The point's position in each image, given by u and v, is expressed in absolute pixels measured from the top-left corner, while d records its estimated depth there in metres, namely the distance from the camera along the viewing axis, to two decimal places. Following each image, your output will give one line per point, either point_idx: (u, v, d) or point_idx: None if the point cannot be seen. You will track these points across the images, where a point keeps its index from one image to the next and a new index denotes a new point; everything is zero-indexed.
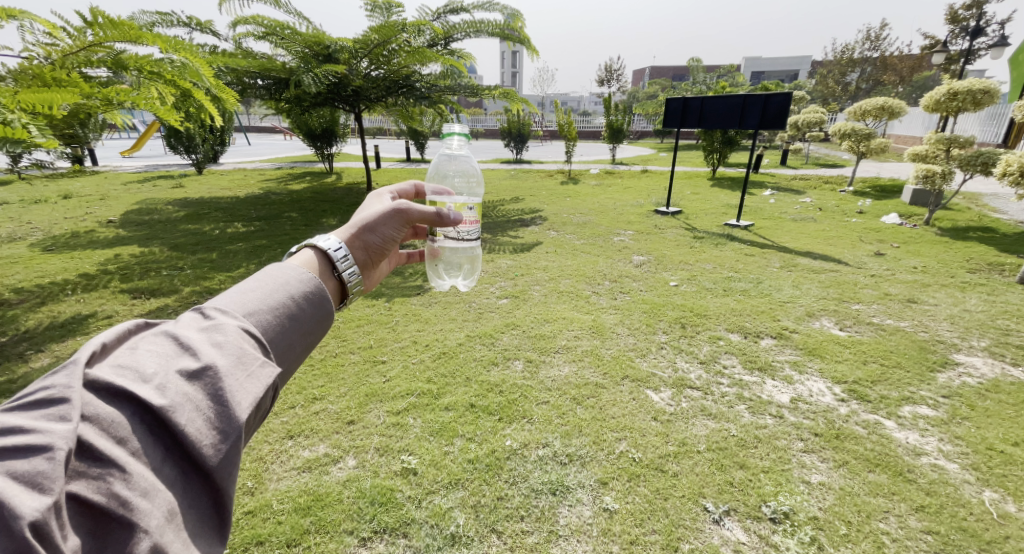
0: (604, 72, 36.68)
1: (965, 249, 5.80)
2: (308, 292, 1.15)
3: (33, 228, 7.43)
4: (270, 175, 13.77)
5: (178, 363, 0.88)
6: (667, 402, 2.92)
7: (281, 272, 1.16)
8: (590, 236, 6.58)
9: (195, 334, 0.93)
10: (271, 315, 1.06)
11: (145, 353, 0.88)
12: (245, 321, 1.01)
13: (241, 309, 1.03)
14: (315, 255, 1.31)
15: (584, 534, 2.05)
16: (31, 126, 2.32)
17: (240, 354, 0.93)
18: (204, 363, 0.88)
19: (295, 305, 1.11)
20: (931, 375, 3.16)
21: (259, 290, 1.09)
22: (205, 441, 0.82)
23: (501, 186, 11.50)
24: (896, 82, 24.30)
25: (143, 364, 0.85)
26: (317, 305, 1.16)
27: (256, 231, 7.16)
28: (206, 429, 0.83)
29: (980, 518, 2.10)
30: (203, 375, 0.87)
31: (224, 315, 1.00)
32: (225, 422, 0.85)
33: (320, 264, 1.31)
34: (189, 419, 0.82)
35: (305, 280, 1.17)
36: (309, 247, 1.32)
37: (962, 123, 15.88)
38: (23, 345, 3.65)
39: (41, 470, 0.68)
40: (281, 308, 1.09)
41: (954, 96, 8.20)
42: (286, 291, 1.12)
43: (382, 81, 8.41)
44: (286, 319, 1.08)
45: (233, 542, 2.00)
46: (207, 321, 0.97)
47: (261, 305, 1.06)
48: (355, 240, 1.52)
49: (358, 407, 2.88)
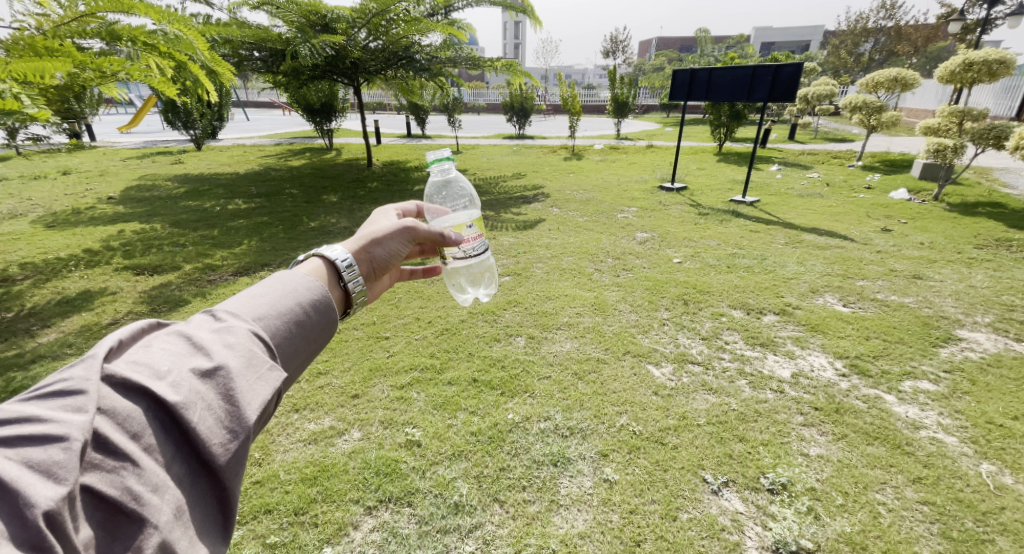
0: (610, 43, 35.91)
1: (974, 224, 5.74)
2: (317, 299, 1.13)
3: (34, 204, 7.41)
4: (270, 152, 13.64)
5: (190, 362, 0.87)
6: (668, 377, 2.95)
7: (292, 278, 1.14)
8: (592, 214, 6.53)
9: (207, 335, 0.93)
10: (279, 321, 1.04)
11: (158, 351, 0.87)
12: (255, 324, 0.99)
13: (250, 313, 1.01)
14: (323, 265, 1.30)
15: (584, 503, 2.09)
16: (25, 97, 2.26)
17: (249, 356, 0.92)
18: (216, 363, 0.88)
19: (303, 312, 1.09)
20: (933, 350, 3.17)
21: (270, 294, 1.08)
22: (215, 441, 0.81)
23: (504, 162, 11.36)
24: (911, 53, 23.68)
25: (157, 361, 0.85)
26: (324, 313, 1.13)
27: (257, 207, 7.12)
28: (216, 429, 0.82)
29: (976, 489, 2.13)
30: (215, 375, 0.86)
31: (234, 318, 0.99)
32: (234, 422, 0.84)
33: (327, 273, 1.30)
34: (200, 418, 0.81)
35: (313, 287, 1.14)
36: (316, 256, 1.31)
37: (975, 95, 15.55)
38: (30, 321, 3.68)
39: (58, 460, 0.68)
40: (291, 314, 1.07)
41: (969, 67, 7.97)
42: (294, 297, 1.09)
43: (382, 52, 8.22)
44: (295, 325, 1.07)
45: (243, 510, 2.06)
46: (218, 323, 0.97)
47: (270, 309, 1.04)
48: (363, 254, 1.50)
49: (363, 381, 2.91)
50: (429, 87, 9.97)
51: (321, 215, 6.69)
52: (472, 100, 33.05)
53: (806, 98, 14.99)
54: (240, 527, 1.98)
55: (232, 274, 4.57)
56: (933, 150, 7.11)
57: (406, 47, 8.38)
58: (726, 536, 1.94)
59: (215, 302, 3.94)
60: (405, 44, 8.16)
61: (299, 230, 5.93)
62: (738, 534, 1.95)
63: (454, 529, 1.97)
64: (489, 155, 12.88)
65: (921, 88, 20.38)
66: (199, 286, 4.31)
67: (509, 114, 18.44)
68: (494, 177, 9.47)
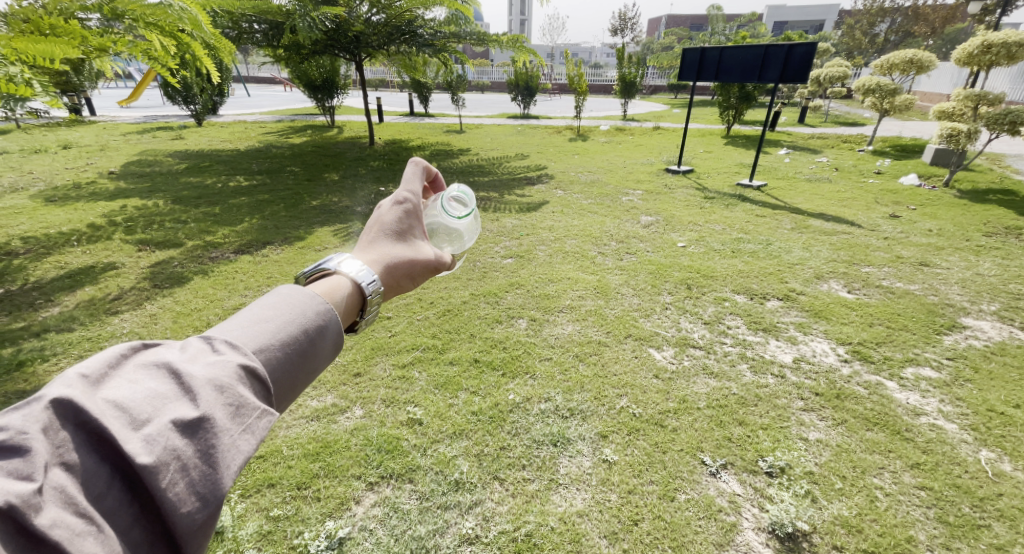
0: (619, 21, 35.22)
1: (983, 211, 5.68)
2: (326, 324, 0.98)
3: (36, 178, 7.39)
4: (272, 129, 13.51)
5: (170, 409, 0.75)
6: (668, 359, 2.96)
7: (300, 296, 1.00)
8: (597, 196, 6.47)
9: (196, 371, 0.81)
10: (281, 351, 0.90)
11: (137, 390, 0.76)
12: (253, 357, 0.87)
13: (251, 342, 0.89)
14: (349, 285, 1.13)
15: (583, 482, 2.11)
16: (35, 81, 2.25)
17: (238, 403, 0.80)
18: (202, 413, 0.76)
19: (311, 339, 0.95)
20: (937, 337, 3.16)
21: (276, 318, 0.94)
22: (185, 508, 0.69)
23: (506, 143, 11.25)
24: (926, 35, 23.22)
25: (135, 405, 0.74)
26: (330, 341, 0.98)
27: (258, 185, 7.08)
28: (186, 494, 0.70)
29: (974, 476, 2.14)
30: (197, 427, 0.74)
31: (232, 349, 0.86)
32: (209, 487, 0.72)
33: (350, 298, 1.13)
34: (171, 482, 0.69)
35: (321, 312, 0.99)
36: (344, 276, 1.14)
37: (991, 80, 15.20)
38: (33, 294, 3.69)
39: None
40: (294, 342, 0.93)
41: (987, 49, 7.76)
42: (300, 323, 0.95)
43: (385, 26, 8.09)
44: (299, 357, 0.93)
45: (246, 483, 2.07)
46: (213, 355, 0.84)
47: (273, 338, 0.91)
48: (389, 281, 1.29)
49: (365, 359, 2.93)
50: (433, 63, 9.82)
51: (324, 194, 6.64)
52: (475, 79, 32.67)
53: (818, 80, 14.68)
54: (243, 499, 2.01)
55: (234, 251, 4.55)
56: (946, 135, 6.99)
57: (409, 21, 8.20)
58: (723, 517, 1.95)
59: (216, 279, 3.93)
60: (409, 17, 8.00)
61: (301, 209, 5.90)
62: (736, 516, 1.96)
63: (454, 505, 2.00)
64: (491, 135, 12.75)
65: (935, 70, 20.01)
66: (201, 263, 4.30)
67: (514, 94, 18.15)
68: (498, 158, 9.39)
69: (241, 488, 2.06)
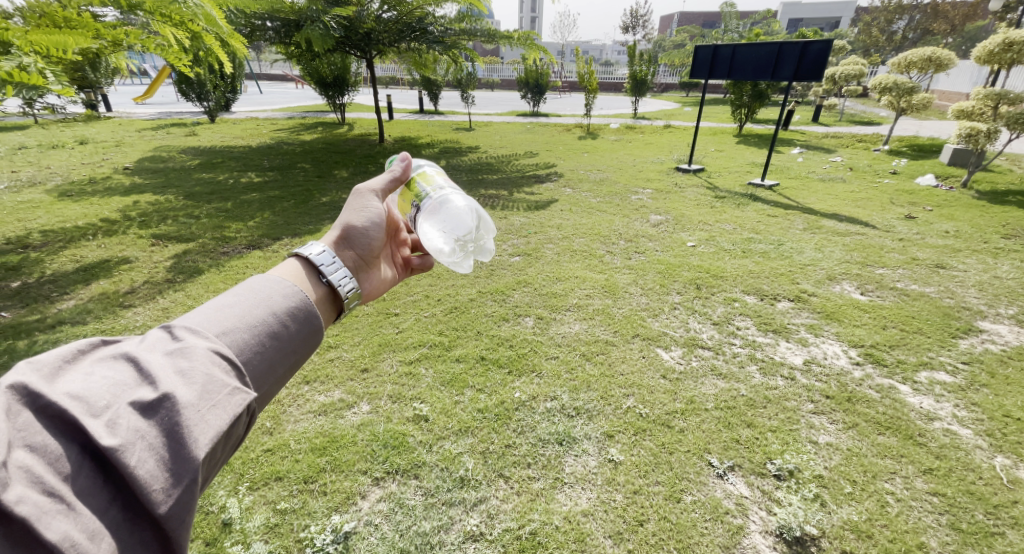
0: (631, 18, 34.96)
1: (1002, 214, 5.55)
2: (294, 308, 1.01)
3: (53, 173, 7.50)
4: (283, 125, 13.59)
5: (133, 395, 0.76)
6: (677, 360, 2.93)
7: (264, 283, 1.03)
8: (606, 195, 6.41)
9: (158, 358, 0.81)
10: (249, 334, 0.93)
11: (98, 379, 0.76)
12: (217, 341, 0.88)
13: (214, 329, 0.90)
14: (300, 264, 1.20)
15: (589, 481, 2.09)
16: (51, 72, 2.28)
17: (206, 382, 0.80)
18: (163, 393, 0.76)
19: (278, 323, 0.98)
20: (952, 341, 3.10)
21: (238, 305, 0.96)
22: (157, 486, 0.70)
23: (516, 141, 11.22)
24: (947, 32, 22.69)
25: (93, 393, 0.74)
26: (304, 323, 1.02)
27: (270, 181, 7.12)
28: (158, 472, 0.71)
29: (988, 482, 2.09)
30: (160, 407, 0.74)
31: (193, 335, 0.87)
32: (180, 463, 0.72)
33: (305, 275, 1.19)
34: (140, 460, 0.70)
35: (289, 294, 1.03)
36: (292, 256, 1.21)
37: (1014, 79, 14.83)
38: (49, 287, 3.74)
39: None
40: (262, 326, 0.95)
41: (1009, 47, 7.58)
42: (267, 307, 0.98)
43: (396, 23, 8.15)
44: (268, 339, 0.95)
45: (253, 476, 2.09)
46: (175, 342, 0.85)
47: (239, 323, 0.93)
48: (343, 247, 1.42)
49: (372, 355, 2.94)
50: (442, 60, 9.82)
51: (334, 190, 6.67)
52: (485, 76, 32.63)
53: (833, 78, 14.45)
54: (251, 492, 2.02)
55: (244, 247, 4.58)
56: (964, 135, 6.86)
57: (419, 18, 8.23)
58: (730, 519, 1.93)
59: (228, 274, 3.97)
60: (420, 14, 8.03)
61: (310, 205, 5.92)
62: (742, 518, 1.94)
63: (459, 502, 1.99)
64: (502, 133, 12.68)
65: (956, 68, 19.57)
66: (213, 257, 4.35)
67: (525, 91, 18.08)
68: (507, 155, 9.37)
69: (249, 480, 2.07)
